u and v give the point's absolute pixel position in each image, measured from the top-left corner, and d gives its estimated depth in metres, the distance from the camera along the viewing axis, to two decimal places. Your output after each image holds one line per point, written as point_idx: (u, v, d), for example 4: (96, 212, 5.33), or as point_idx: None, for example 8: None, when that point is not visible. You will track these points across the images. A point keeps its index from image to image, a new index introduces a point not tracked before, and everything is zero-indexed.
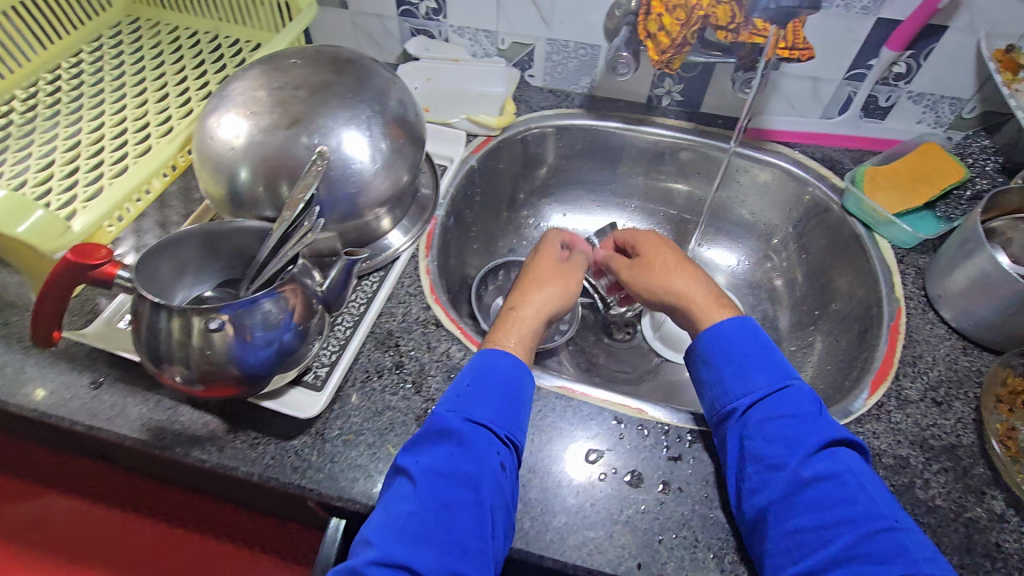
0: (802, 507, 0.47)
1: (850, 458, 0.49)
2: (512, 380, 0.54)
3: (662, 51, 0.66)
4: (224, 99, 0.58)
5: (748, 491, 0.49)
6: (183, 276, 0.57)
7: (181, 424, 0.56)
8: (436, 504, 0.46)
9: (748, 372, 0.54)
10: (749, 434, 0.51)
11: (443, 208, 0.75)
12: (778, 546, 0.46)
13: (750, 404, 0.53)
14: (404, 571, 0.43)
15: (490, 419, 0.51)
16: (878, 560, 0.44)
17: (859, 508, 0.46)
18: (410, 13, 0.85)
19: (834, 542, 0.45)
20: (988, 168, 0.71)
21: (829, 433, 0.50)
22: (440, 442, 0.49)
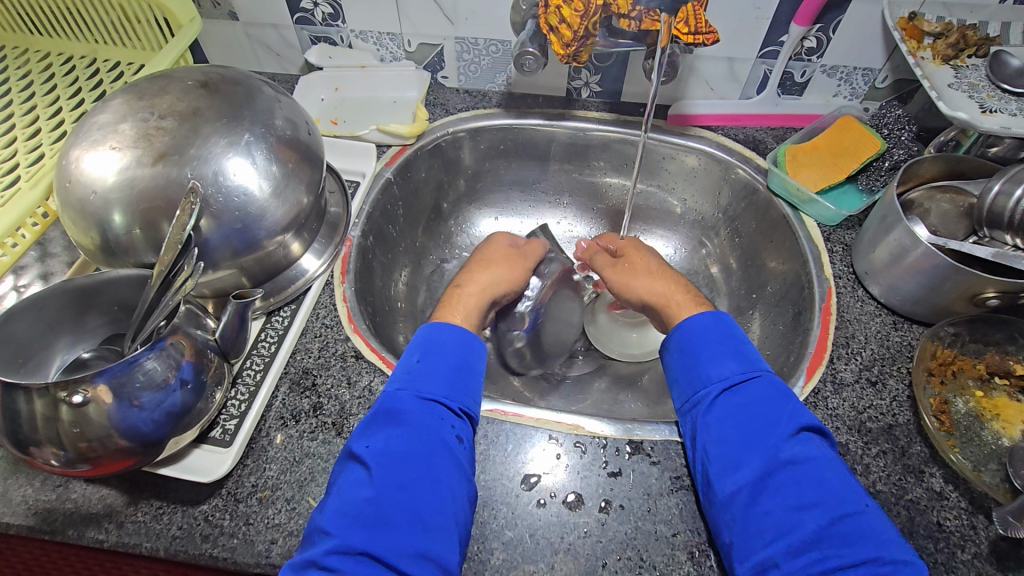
0: (775, 489, 0.44)
1: (820, 445, 0.47)
2: (465, 351, 0.54)
3: (567, 45, 0.63)
4: (83, 135, 0.52)
5: (719, 473, 0.47)
6: (57, 340, 0.52)
7: (73, 502, 0.50)
8: (396, 486, 0.44)
9: (720, 357, 0.52)
10: (720, 417, 0.49)
11: (358, 227, 0.70)
12: (751, 527, 0.44)
13: (723, 389, 0.51)
14: (365, 558, 0.41)
15: (445, 393, 0.51)
16: (849, 543, 0.41)
17: (828, 491, 0.44)
18: (306, 20, 0.79)
19: (804, 526, 0.42)
20: (903, 138, 0.69)
21: (802, 419, 0.48)
22: (389, 423, 0.48)
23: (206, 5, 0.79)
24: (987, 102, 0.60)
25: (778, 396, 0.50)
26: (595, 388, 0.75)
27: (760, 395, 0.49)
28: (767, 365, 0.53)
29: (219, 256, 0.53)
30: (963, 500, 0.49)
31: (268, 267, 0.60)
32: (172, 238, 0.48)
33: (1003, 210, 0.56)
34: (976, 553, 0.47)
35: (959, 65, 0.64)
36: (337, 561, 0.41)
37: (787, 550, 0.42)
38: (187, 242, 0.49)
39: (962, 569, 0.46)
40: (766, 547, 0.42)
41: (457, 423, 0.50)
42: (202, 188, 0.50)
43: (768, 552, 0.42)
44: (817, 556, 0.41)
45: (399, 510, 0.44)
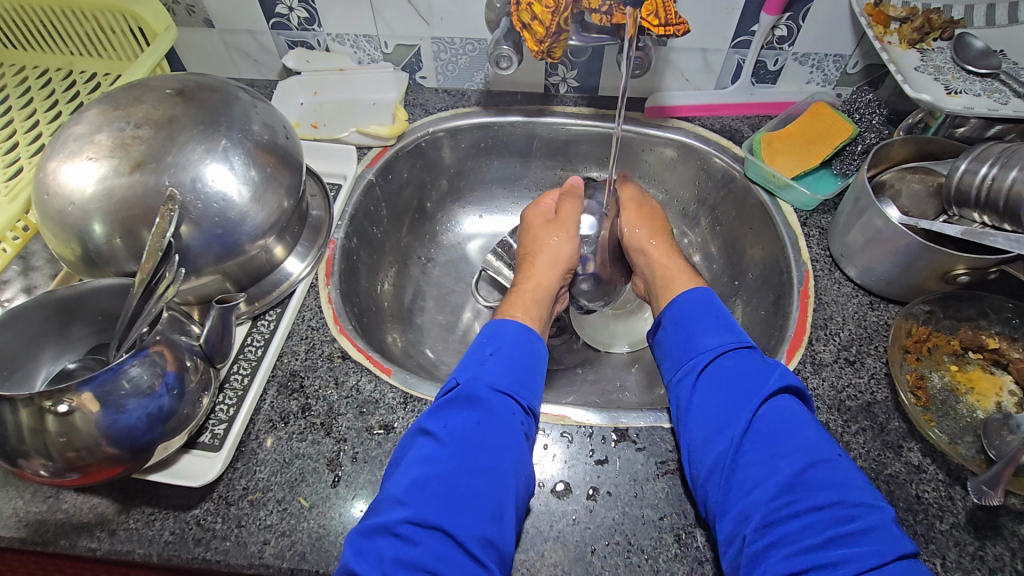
0: (754, 443, 0.46)
1: (800, 405, 0.48)
2: (527, 349, 0.55)
3: (540, 41, 0.64)
4: (60, 146, 0.52)
5: (705, 433, 0.48)
6: (42, 352, 0.52)
7: (64, 512, 0.50)
8: (466, 469, 0.46)
9: (712, 329, 0.54)
10: (707, 384, 0.50)
11: (341, 229, 0.70)
12: (731, 479, 0.45)
13: (714, 355, 0.52)
14: (439, 532, 0.42)
15: (512, 386, 0.52)
16: (821, 488, 0.42)
17: (802, 442, 0.45)
18: (282, 25, 0.79)
19: (779, 473, 0.43)
20: (875, 122, 0.70)
21: (787, 380, 0.49)
22: (466, 409, 0.49)
23: (181, 13, 0.79)
24: (952, 84, 0.62)
25: (764, 362, 0.51)
26: (584, 379, 0.75)
27: (746, 360, 0.51)
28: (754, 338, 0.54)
29: (201, 262, 0.54)
30: (941, 472, 0.51)
31: (251, 271, 0.60)
32: (152, 246, 0.48)
33: (970, 188, 0.57)
34: (954, 523, 0.48)
35: (925, 48, 0.66)
36: (411, 530, 0.42)
37: (762, 497, 0.43)
38: (167, 249, 0.50)
39: (941, 539, 0.47)
40: (745, 497, 0.43)
41: (525, 419, 0.51)
42: (180, 195, 0.50)
43: (746, 501, 0.43)
44: (789, 501, 0.42)
45: (469, 489, 0.45)
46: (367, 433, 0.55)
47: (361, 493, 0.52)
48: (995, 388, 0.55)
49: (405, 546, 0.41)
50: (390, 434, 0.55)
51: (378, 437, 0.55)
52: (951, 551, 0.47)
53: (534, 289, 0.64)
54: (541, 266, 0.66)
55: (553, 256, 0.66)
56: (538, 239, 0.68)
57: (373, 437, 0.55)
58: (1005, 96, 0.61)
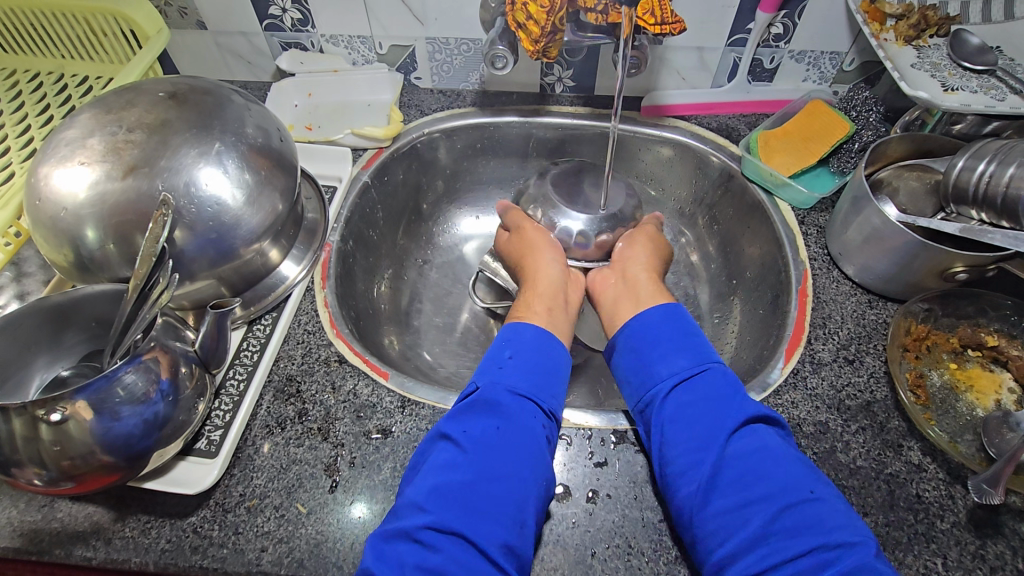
0: (724, 484, 0.44)
1: (766, 434, 0.47)
2: (547, 351, 0.55)
3: (535, 41, 0.64)
4: (51, 151, 0.51)
5: (675, 474, 0.47)
6: (35, 359, 0.51)
7: (59, 521, 0.50)
8: (486, 473, 0.45)
9: (667, 355, 0.53)
10: (672, 417, 0.49)
11: (336, 232, 0.70)
12: (704, 527, 0.44)
13: (672, 386, 0.51)
14: (460, 538, 0.42)
15: (533, 390, 0.51)
16: (796, 533, 0.41)
17: (773, 482, 0.44)
18: (275, 26, 0.79)
19: (752, 520, 0.42)
20: (871, 119, 0.70)
21: (748, 411, 0.48)
22: (484, 415, 0.49)
23: (173, 15, 0.79)
24: (949, 80, 0.62)
25: (724, 390, 0.50)
26: (582, 380, 0.75)
27: (710, 390, 0.50)
28: (721, 361, 0.53)
29: (196, 267, 0.53)
30: (941, 471, 0.51)
31: (247, 275, 0.60)
32: (146, 251, 0.47)
33: (968, 185, 0.57)
34: (955, 522, 0.48)
35: (922, 45, 0.65)
36: (432, 536, 0.41)
37: (739, 546, 0.41)
38: (161, 254, 0.49)
39: (941, 538, 0.47)
40: (722, 544, 0.42)
41: (547, 423, 0.51)
42: (174, 200, 0.50)
43: (723, 550, 0.42)
44: (767, 551, 0.41)
45: (490, 494, 0.44)
46: (365, 438, 0.55)
47: (360, 498, 0.51)
48: (995, 386, 0.55)
49: (426, 552, 0.40)
50: (388, 439, 0.55)
51: (375, 441, 0.55)
52: (952, 551, 0.47)
53: (545, 286, 0.63)
54: (538, 262, 0.66)
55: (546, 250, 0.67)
56: (524, 242, 0.69)
57: (371, 442, 0.55)
58: (1002, 93, 0.60)
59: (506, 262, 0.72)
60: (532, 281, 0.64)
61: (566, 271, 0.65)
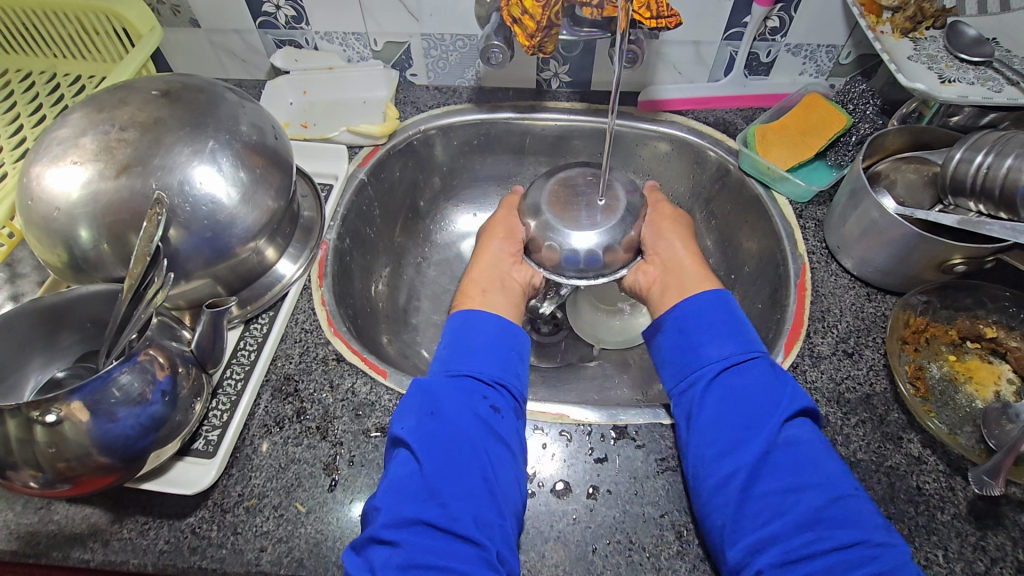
0: (774, 469, 0.45)
1: (810, 428, 0.48)
2: (486, 329, 0.54)
3: (531, 36, 0.64)
4: (43, 151, 0.51)
5: (715, 455, 0.47)
6: (29, 361, 0.51)
7: (56, 523, 0.49)
8: (437, 462, 0.45)
9: (717, 338, 0.53)
10: (720, 400, 0.49)
11: (333, 230, 0.69)
12: (743, 510, 0.44)
13: (723, 369, 0.51)
14: (422, 527, 0.42)
15: (470, 368, 0.51)
16: (841, 525, 0.42)
17: (821, 475, 0.45)
18: (269, 23, 0.78)
19: (797, 508, 0.43)
20: (869, 112, 0.70)
21: (800, 402, 0.49)
22: (421, 403, 0.49)
23: (165, 13, 0.78)
24: (946, 72, 0.62)
25: (776, 378, 0.50)
26: (582, 377, 0.75)
27: (757, 376, 0.50)
28: (765, 349, 0.53)
29: (191, 266, 0.53)
30: (941, 463, 0.51)
31: (243, 274, 0.59)
32: (140, 250, 0.47)
33: (966, 176, 0.56)
34: (955, 514, 0.48)
35: (918, 37, 0.65)
36: (393, 533, 0.42)
37: (781, 531, 0.42)
38: (156, 253, 0.49)
39: (942, 530, 0.47)
40: (761, 528, 0.43)
41: (490, 394, 0.50)
42: (168, 198, 0.50)
43: (760, 534, 0.43)
44: (808, 538, 0.41)
45: (447, 482, 0.44)
46: (364, 436, 0.55)
47: (360, 496, 0.51)
48: (994, 377, 0.55)
49: (392, 549, 0.41)
50: (387, 437, 0.55)
51: (374, 440, 0.54)
52: (953, 542, 0.47)
53: (481, 272, 0.62)
54: (483, 247, 0.65)
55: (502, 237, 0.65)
56: (487, 226, 0.67)
57: (370, 440, 0.54)
58: (999, 84, 0.60)
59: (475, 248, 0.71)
60: (470, 266, 0.64)
61: (510, 257, 0.64)
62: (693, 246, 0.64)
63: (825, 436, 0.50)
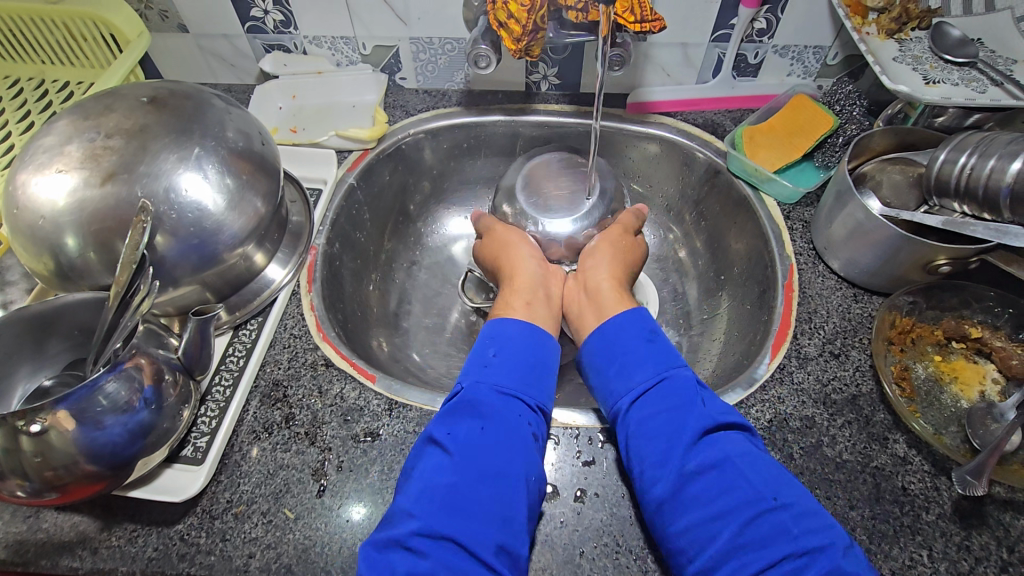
0: (688, 499, 0.44)
1: (728, 442, 0.46)
2: (534, 345, 0.55)
3: (518, 40, 0.64)
4: (29, 159, 0.51)
5: (642, 490, 0.47)
6: (16, 369, 0.51)
7: (44, 532, 0.49)
8: (476, 475, 0.45)
9: (625, 368, 0.53)
10: (634, 432, 0.49)
11: (322, 235, 0.69)
12: (675, 544, 0.44)
13: (631, 402, 0.51)
14: (449, 543, 0.42)
15: (520, 388, 0.52)
16: (766, 545, 0.41)
17: (738, 496, 0.43)
18: (258, 28, 0.78)
19: (720, 535, 0.42)
20: (855, 113, 0.70)
21: (706, 420, 0.48)
22: (473, 415, 0.49)
23: (154, 19, 0.78)
24: (931, 74, 0.62)
25: (682, 398, 0.50)
26: (573, 378, 0.75)
27: (667, 399, 0.50)
28: (683, 365, 0.52)
29: (178, 273, 0.53)
30: (926, 464, 0.51)
31: (231, 280, 0.59)
32: (126, 258, 0.47)
33: (950, 177, 0.57)
34: (940, 514, 0.48)
35: (904, 38, 0.66)
36: (421, 543, 0.41)
37: (709, 564, 0.42)
38: (142, 261, 0.49)
39: (927, 530, 0.48)
40: (694, 562, 0.43)
41: (533, 418, 0.51)
42: (154, 206, 0.50)
43: (694, 568, 0.43)
44: (737, 565, 0.41)
45: (479, 497, 0.44)
46: (352, 441, 0.55)
47: (348, 501, 0.51)
48: (979, 377, 0.56)
49: (416, 559, 0.41)
50: (376, 442, 0.55)
51: (363, 444, 0.54)
52: (937, 543, 0.47)
53: (525, 281, 0.63)
54: (515, 256, 0.66)
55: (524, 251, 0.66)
56: (498, 246, 0.68)
57: (359, 446, 0.54)
58: (983, 85, 0.61)
59: (484, 269, 0.70)
60: (510, 278, 0.64)
61: (546, 267, 0.65)
62: (618, 271, 0.64)
63: (758, 443, 0.49)
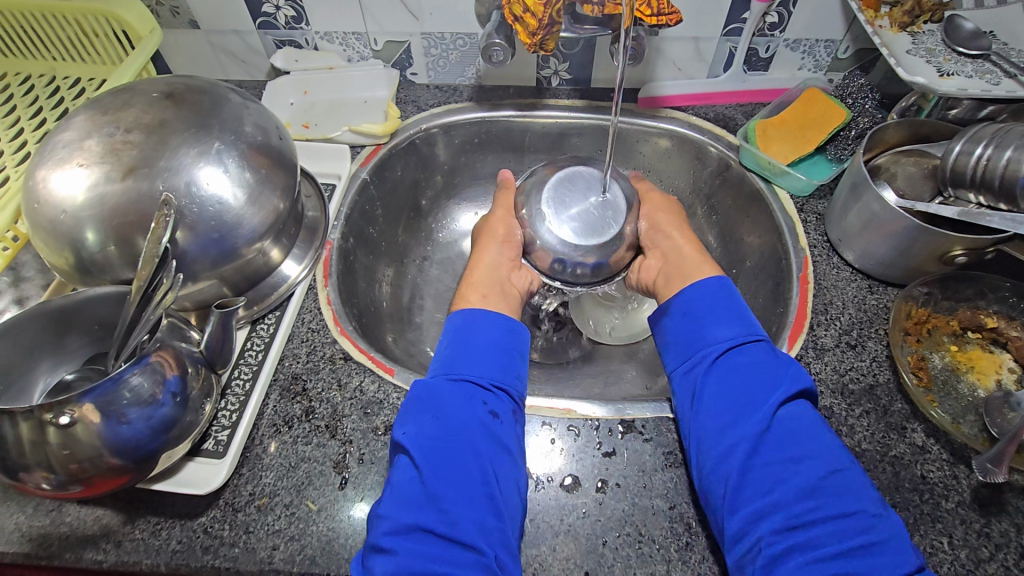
0: (774, 443, 0.46)
1: (812, 408, 0.49)
2: (490, 331, 0.55)
3: (532, 34, 0.64)
4: (49, 154, 0.51)
5: (720, 430, 0.48)
6: (37, 364, 0.51)
7: (68, 525, 0.49)
8: (438, 467, 0.46)
9: (723, 319, 0.53)
10: (724, 377, 0.50)
11: (337, 230, 0.69)
12: (748, 480, 0.45)
13: (729, 347, 0.51)
14: (419, 534, 0.43)
15: (472, 373, 0.51)
16: (840, 496, 0.43)
17: (822, 450, 0.45)
18: (269, 24, 0.78)
19: (800, 479, 0.44)
20: (867, 106, 0.72)
21: (805, 379, 0.49)
22: (422, 406, 0.49)
23: (165, 15, 0.78)
24: (944, 66, 0.62)
25: (783, 355, 0.51)
26: (586, 372, 0.75)
27: (765, 353, 0.51)
28: (772, 330, 0.54)
29: (198, 267, 0.53)
30: (945, 452, 0.51)
31: (249, 275, 0.59)
32: (148, 252, 0.47)
33: (965, 168, 0.57)
34: (959, 501, 0.49)
35: (916, 31, 0.66)
36: (392, 541, 0.42)
37: (781, 501, 0.43)
38: (164, 255, 0.49)
39: (947, 517, 0.48)
40: (763, 499, 0.43)
41: (489, 398, 0.51)
42: (175, 200, 0.50)
43: (762, 503, 0.43)
44: (812, 508, 0.42)
45: (445, 485, 0.45)
46: (373, 434, 0.55)
47: (368, 494, 0.51)
48: (995, 366, 0.56)
49: (387, 555, 0.42)
50: None
51: (384, 437, 0.55)
52: (957, 530, 0.48)
53: (484, 275, 0.62)
54: (484, 247, 0.64)
55: (486, 240, 0.65)
56: (481, 232, 0.66)
57: (379, 438, 0.55)
58: (996, 77, 0.61)
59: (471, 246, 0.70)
60: (471, 269, 0.63)
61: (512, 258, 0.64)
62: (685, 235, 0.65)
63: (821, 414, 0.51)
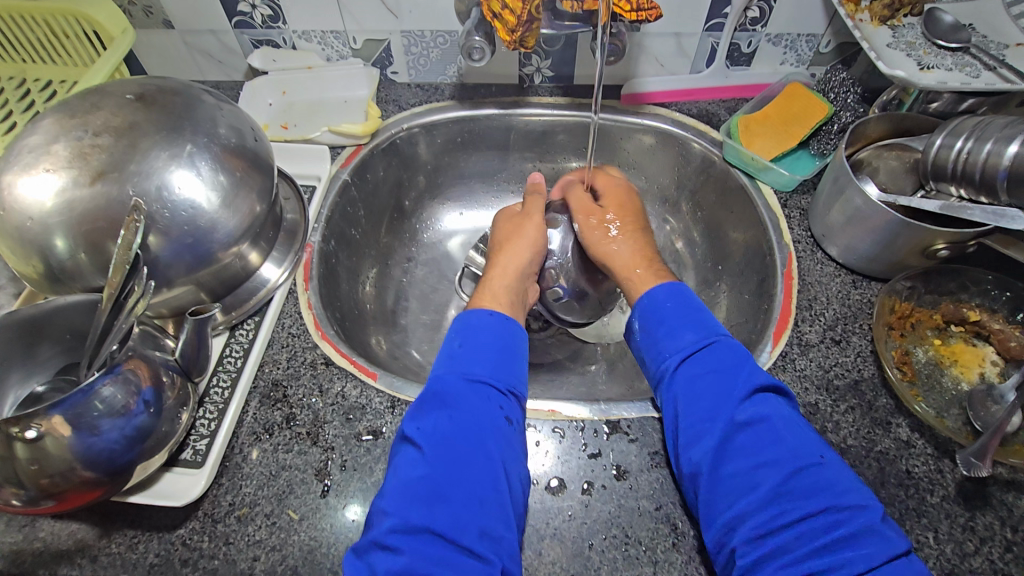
0: (737, 449, 0.45)
1: (774, 402, 0.48)
2: (506, 334, 0.54)
3: (512, 31, 0.63)
4: (13, 159, 0.49)
5: (685, 445, 0.48)
6: (6, 377, 0.49)
7: (41, 541, 0.48)
8: (449, 468, 0.45)
9: (675, 330, 0.53)
10: (681, 391, 0.50)
11: (318, 233, 0.68)
12: (715, 491, 0.45)
13: (680, 360, 0.51)
14: (428, 535, 0.42)
15: (488, 373, 0.51)
16: (807, 496, 0.42)
17: (786, 449, 0.45)
18: (245, 23, 0.77)
19: (762, 485, 0.43)
20: (850, 100, 0.71)
21: (758, 379, 0.49)
22: (438, 407, 0.49)
23: (138, 15, 0.76)
24: (925, 59, 0.62)
25: (736, 359, 0.50)
26: (573, 371, 0.75)
27: (717, 361, 0.50)
28: (727, 333, 0.53)
29: (173, 273, 0.52)
30: (929, 446, 0.51)
31: (226, 280, 0.58)
32: (119, 259, 0.46)
33: (946, 162, 0.57)
34: (944, 496, 0.49)
35: (896, 25, 0.66)
36: (397, 539, 0.41)
37: (747, 508, 0.43)
38: (135, 262, 0.48)
39: (932, 512, 0.48)
40: (730, 509, 0.43)
41: (505, 403, 0.50)
42: (146, 205, 0.49)
43: (731, 512, 0.43)
44: (777, 510, 0.42)
45: (454, 485, 0.44)
46: (355, 440, 0.54)
47: (353, 500, 0.51)
48: (978, 360, 0.56)
49: (393, 556, 0.41)
50: (380, 440, 0.54)
51: (366, 443, 0.54)
52: (942, 524, 0.48)
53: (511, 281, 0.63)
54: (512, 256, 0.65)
55: (521, 249, 0.66)
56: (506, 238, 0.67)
57: (362, 444, 0.54)
58: (976, 70, 0.61)
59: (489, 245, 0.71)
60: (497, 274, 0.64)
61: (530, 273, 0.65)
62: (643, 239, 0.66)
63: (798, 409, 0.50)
